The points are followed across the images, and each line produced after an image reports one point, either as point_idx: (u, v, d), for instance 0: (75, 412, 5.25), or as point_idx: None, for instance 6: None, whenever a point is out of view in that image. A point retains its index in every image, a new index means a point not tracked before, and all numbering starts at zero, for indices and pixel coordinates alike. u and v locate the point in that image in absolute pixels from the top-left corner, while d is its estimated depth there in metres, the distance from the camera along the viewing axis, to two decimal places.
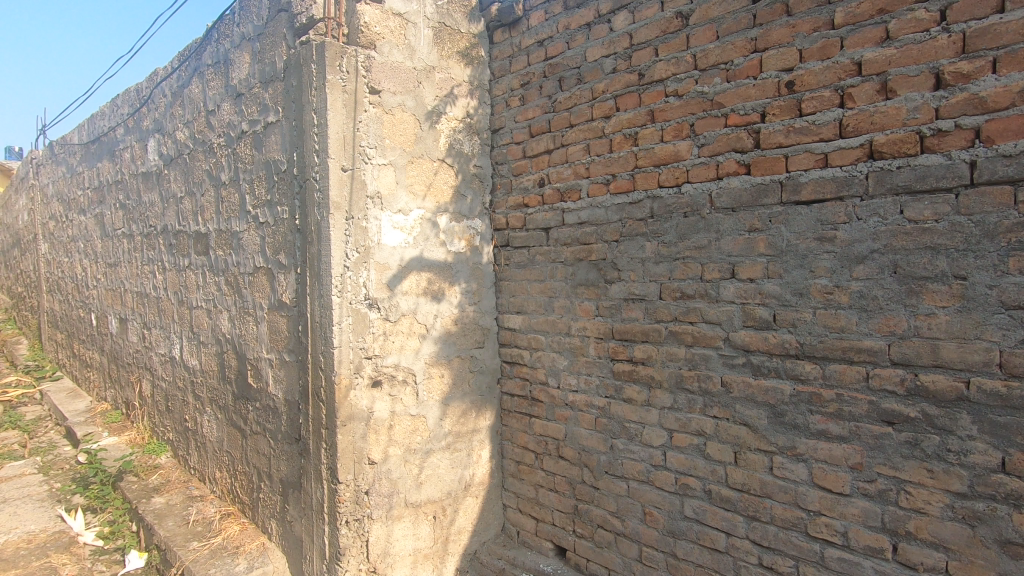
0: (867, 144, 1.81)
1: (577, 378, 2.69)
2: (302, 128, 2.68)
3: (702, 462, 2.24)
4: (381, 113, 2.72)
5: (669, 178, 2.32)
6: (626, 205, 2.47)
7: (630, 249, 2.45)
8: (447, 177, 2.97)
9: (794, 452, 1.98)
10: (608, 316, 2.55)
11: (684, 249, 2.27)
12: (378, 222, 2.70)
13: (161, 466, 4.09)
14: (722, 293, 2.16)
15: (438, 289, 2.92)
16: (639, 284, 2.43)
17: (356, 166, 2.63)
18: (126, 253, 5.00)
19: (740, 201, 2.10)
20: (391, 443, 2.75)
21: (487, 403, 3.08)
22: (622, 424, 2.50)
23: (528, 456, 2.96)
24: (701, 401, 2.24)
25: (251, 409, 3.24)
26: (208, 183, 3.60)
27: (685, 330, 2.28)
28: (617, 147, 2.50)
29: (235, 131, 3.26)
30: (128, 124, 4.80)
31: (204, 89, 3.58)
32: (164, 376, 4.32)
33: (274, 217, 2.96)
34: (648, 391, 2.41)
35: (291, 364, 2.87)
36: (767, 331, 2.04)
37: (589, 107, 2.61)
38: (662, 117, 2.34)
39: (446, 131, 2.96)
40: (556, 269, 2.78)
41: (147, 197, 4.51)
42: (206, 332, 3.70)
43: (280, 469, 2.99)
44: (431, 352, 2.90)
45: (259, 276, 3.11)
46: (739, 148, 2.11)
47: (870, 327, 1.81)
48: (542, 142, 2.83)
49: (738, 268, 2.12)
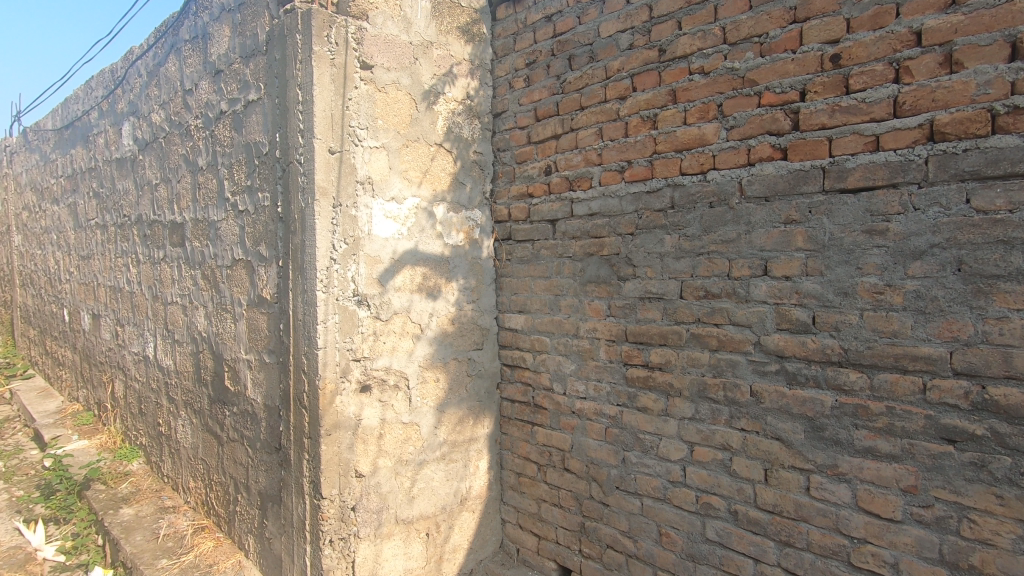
0: (927, 124, 1.59)
1: (586, 384, 2.47)
2: (287, 106, 2.43)
3: (727, 480, 2.02)
4: (373, 91, 2.47)
5: (693, 165, 2.09)
6: (643, 194, 2.24)
7: (647, 243, 2.23)
8: (445, 163, 2.73)
9: (835, 471, 1.77)
10: (621, 317, 2.32)
11: (709, 243, 2.05)
12: (368, 211, 2.45)
13: (133, 473, 3.80)
14: (752, 292, 1.94)
15: (434, 285, 2.68)
16: (657, 282, 2.20)
17: (345, 148, 2.38)
18: (99, 245, 4.70)
19: (775, 189, 1.88)
20: (380, 453, 2.50)
21: (485, 410, 2.85)
22: (636, 435, 2.28)
23: (530, 467, 2.72)
24: (726, 411, 2.02)
25: (228, 414, 2.98)
26: (184, 168, 3.33)
27: (708, 333, 2.06)
28: (633, 131, 2.28)
29: (213, 112, 2.99)
30: (102, 108, 4.50)
31: (181, 67, 3.30)
32: (138, 377, 4.04)
33: (255, 204, 2.70)
34: (665, 400, 2.19)
35: (271, 366, 2.62)
36: (804, 335, 1.83)
37: (602, 88, 2.38)
38: (685, 97, 2.12)
39: (444, 113, 2.72)
40: (563, 265, 2.55)
41: (120, 185, 4.23)
42: (181, 330, 3.43)
43: (259, 481, 2.73)
44: (425, 354, 2.65)
45: (238, 269, 2.85)
46: (774, 131, 1.89)
47: (929, 332, 1.60)
48: (548, 127, 2.60)
49: (771, 264, 1.90)
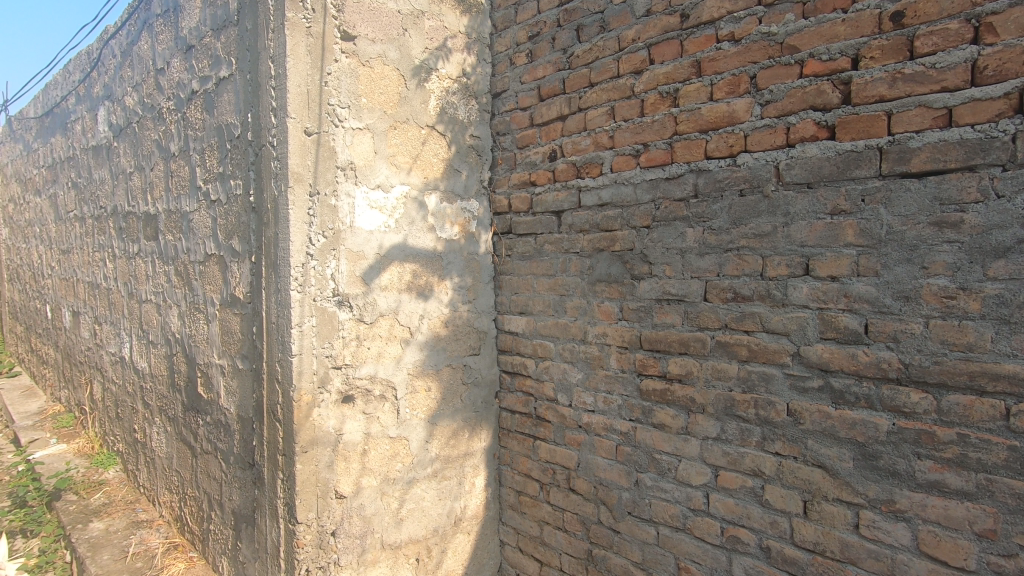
0: (1015, 93, 1.32)
1: (594, 397, 2.20)
2: (259, 81, 2.16)
3: (759, 511, 1.75)
4: (356, 65, 2.19)
5: (720, 147, 1.82)
6: (661, 181, 1.97)
7: (665, 238, 1.96)
8: (438, 148, 2.45)
9: (892, 508, 1.50)
10: (635, 321, 2.05)
11: (739, 237, 1.78)
12: (350, 201, 2.17)
13: (108, 483, 3.56)
14: (791, 294, 1.67)
15: (425, 284, 2.41)
16: (676, 282, 1.93)
17: (323, 129, 2.10)
18: (78, 238, 4.45)
19: (820, 173, 1.61)
20: (365, 472, 2.24)
21: (483, 421, 2.58)
22: (652, 455, 2.01)
23: (531, 486, 2.46)
24: (759, 432, 1.74)
25: (201, 423, 2.72)
26: (157, 155, 3.06)
27: (737, 341, 1.78)
28: (651, 109, 2.00)
29: (185, 93, 2.72)
30: (79, 92, 4.23)
31: (153, 45, 3.03)
32: (115, 380, 3.79)
33: (227, 193, 2.44)
34: (685, 417, 1.92)
35: (244, 373, 2.36)
36: (855, 346, 1.55)
37: (614, 61, 2.10)
38: (711, 69, 1.84)
39: (437, 92, 2.44)
40: (570, 262, 2.27)
41: (97, 174, 3.96)
42: (155, 330, 3.17)
43: (232, 499, 2.48)
44: (415, 361, 2.39)
45: (210, 264, 2.59)
46: (819, 105, 1.61)
47: (1013, 346, 1.33)
48: (554, 107, 2.32)
49: (814, 262, 1.62)
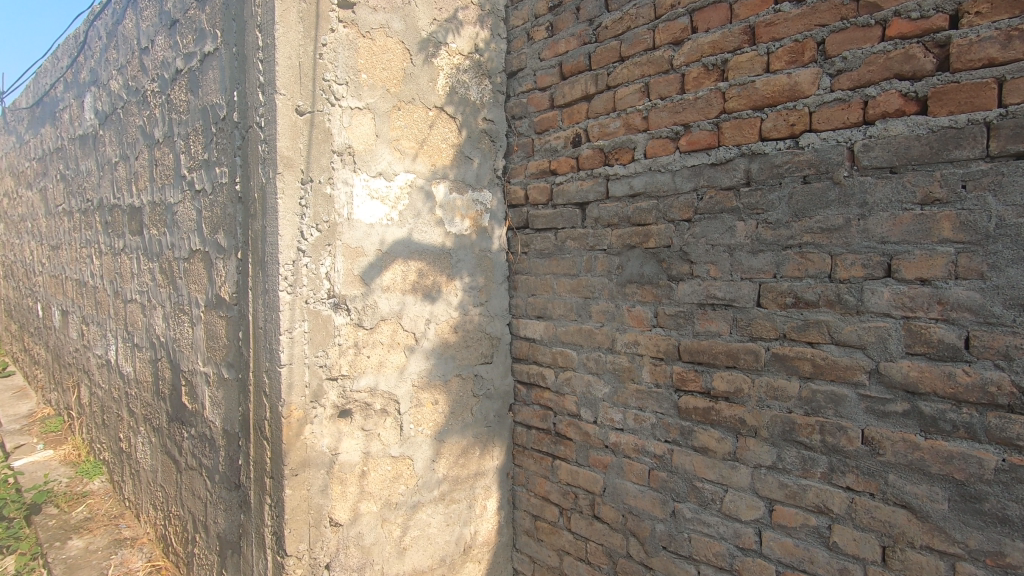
0: None
1: (624, 414, 1.93)
2: (245, 54, 1.91)
3: (824, 555, 1.49)
4: (355, 36, 1.93)
5: (779, 126, 1.55)
6: (706, 167, 1.70)
7: (710, 233, 1.70)
8: (447, 132, 2.19)
9: (999, 561, 1.24)
10: (673, 328, 1.79)
11: (802, 232, 1.51)
12: (348, 190, 1.92)
13: (91, 495, 3.33)
14: (869, 300, 1.40)
15: (432, 284, 2.16)
16: (723, 284, 1.67)
17: (318, 108, 1.85)
18: (67, 234, 4.22)
19: (907, 155, 1.34)
20: (364, 496, 1.99)
21: (495, 437, 2.33)
22: (692, 483, 1.75)
23: (550, 511, 2.20)
24: (825, 462, 1.48)
25: (185, 436, 2.48)
26: (141, 142, 2.82)
27: (800, 354, 1.52)
28: (694, 85, 1.73)
29: (169, 73, 2.48)
30: (66, 79, 4.00)
31: (137, 23, 2.79)
32: (101, 384, 3.56)
33: (211, 182, 2.19)
34: (734, 440, 1.66)
35: (229, 383, 2.11)
36: (951, 363, 1.29)
37: (649, 31, 1.84)
38: (768, 35, 1.57)
39: (446, 69, 2.18)
40: (595, 260, 2.01)
41: (84, 165, 3.73)
42: (140, 332, 2.93)
43: (217, 522, 2.23)
44: (419, 371, 2.13)
45: (195, 261, 2.34)
46: (907, 73, 1.34)
47: None
48: (578, 86, 2.06)
49: (898, 262, 1.36)
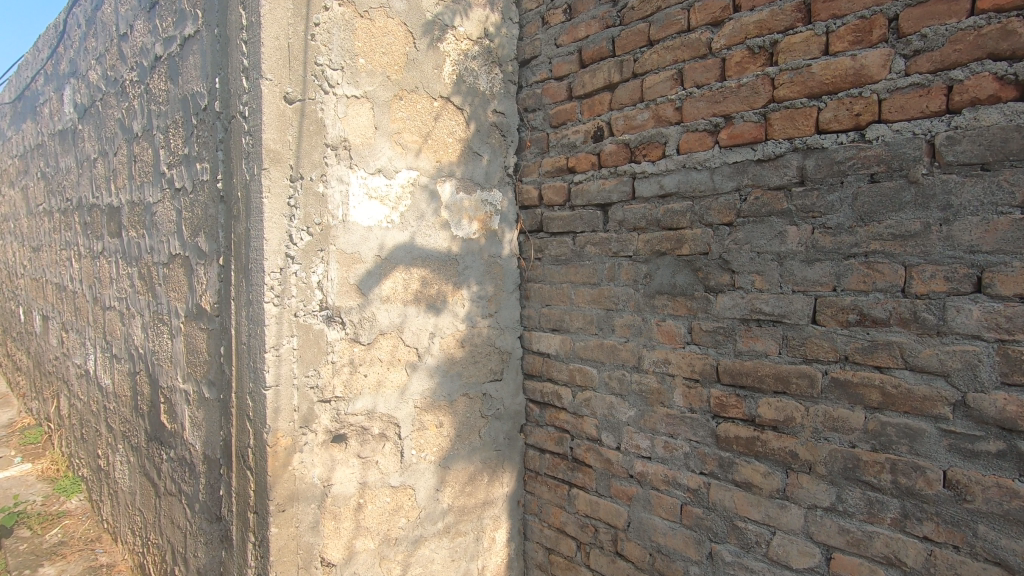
0: None
1: (651, 441, 1.72)
2: (228, 35, 1.70)
3: None
4: (352, 16, 1.71)
5: (841, 116, 1.34)
6: (751, 163, 1.49)
7: (755, 238, 1.49)
8: (453, 125, 1.98)
9: None
10: (710, 346, 1.58)
11: (869, 239, 1.30)
12: (343, 189, 1.70)
13: (68, 515, 3.11)
14: (954, 320, 1.20)
15: (437, 294, 1.95)
16: (771, 297, 1.46)
17: (309, 96, 1.63)
18: (47, 235, 3.99)
19: (1004, 149, 1.14)
20: (360, 532, 1.77)
21: (505, 461, 2.12)
22: (733, 522, 1.55)
23: (566, 544, 1.99)
24: (896, 507, 1.28)
25: (164, 458, 2.26)
26: (120, 137, 2.60)
27: (865, 381, 1.31)
28: (736, 70, 1.52)
29: (148, 60, 2.26)
30: (47, 71, 3.77)
31: (116, 7, 2.57)
32: (80, 395, 3.33)
33: (192, 179, 1.97)
34: (783, 476, 1.45)
35: (211, 403, 1.89)
36: None
37: (683, 10, 1.63)
38: (827, 11, 1.36)
39: (452, 55, 1.97)
40: (619, 268, 1.80)
41: (63, 162, 3.51)
42: (119, 342, 2.71)
43: (197, 556, 2.01)
44: (422, 391, 1.91)
45: (175, 267, 2.12)
46: (1004, 52, 1.14)
47: None
48: (600, 74, 1.85)
49: (992, 275, 1.16)
